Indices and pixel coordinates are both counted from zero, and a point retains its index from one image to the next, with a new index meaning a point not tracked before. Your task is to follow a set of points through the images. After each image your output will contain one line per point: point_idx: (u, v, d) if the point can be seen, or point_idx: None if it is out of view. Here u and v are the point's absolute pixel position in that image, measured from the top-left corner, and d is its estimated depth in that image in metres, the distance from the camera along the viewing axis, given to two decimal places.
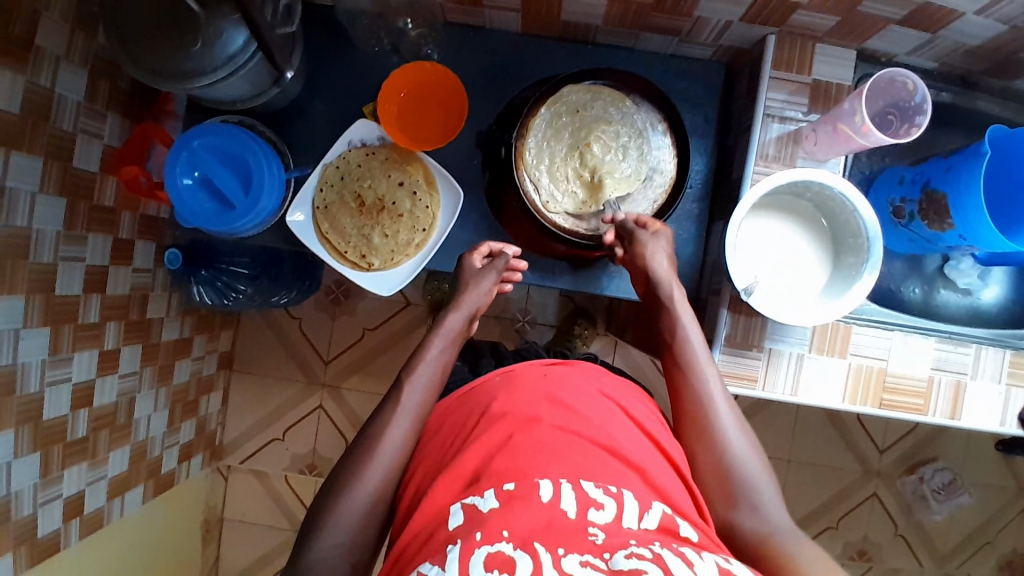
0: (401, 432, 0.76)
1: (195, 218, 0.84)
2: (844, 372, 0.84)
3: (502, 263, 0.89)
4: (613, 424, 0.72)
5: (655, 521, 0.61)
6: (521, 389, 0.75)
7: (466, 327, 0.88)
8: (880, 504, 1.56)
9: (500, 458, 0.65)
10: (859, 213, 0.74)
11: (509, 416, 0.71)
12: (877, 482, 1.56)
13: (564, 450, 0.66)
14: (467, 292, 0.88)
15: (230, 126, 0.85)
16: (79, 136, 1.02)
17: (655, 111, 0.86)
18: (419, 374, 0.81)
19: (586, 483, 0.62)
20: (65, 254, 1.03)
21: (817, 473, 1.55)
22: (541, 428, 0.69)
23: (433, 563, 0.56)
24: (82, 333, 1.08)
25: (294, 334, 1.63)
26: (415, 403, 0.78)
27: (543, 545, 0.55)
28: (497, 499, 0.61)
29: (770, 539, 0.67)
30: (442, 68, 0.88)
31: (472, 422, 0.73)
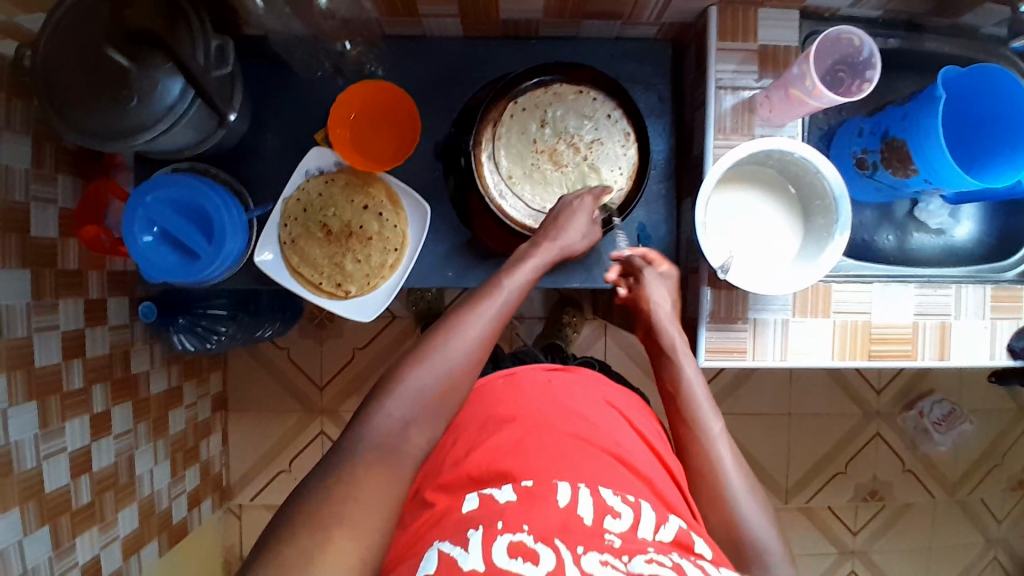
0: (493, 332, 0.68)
1: (163, 274, 0.83)
2: (829, 329, 0.84)
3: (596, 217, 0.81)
4: (619, 431, 0.74)
5: (670, 534, 0.61)
6: (526, 397, 0.76)
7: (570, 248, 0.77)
8: (885, 442, 1.59)
9: (510, 459, 0.67)
10: (824, 175, 0.74)
11: (520, 421, 0.72)
12: (880, 422, 1.59)
13: (575, 454, 0.68)
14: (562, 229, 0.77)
15: (181, 175, 0.83)
16: (32, 204, 1.00)
17: (609, 98, 0.85)
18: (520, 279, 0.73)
19: (603, 489, 0.63)
20: (38, 325, 1.01)
21: (821, 421, 1.57)
22: (552, 432, 0.71)
23: (453, 543, 0.56)
24: (69, 400, 1.07)
25: (285, 365, 1.61)
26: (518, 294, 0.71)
27: (563, 542, 0.56)
28: (515, 494, 0.62)
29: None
30: (388, 84, 0.87)
31: (479, 426, 0.74)
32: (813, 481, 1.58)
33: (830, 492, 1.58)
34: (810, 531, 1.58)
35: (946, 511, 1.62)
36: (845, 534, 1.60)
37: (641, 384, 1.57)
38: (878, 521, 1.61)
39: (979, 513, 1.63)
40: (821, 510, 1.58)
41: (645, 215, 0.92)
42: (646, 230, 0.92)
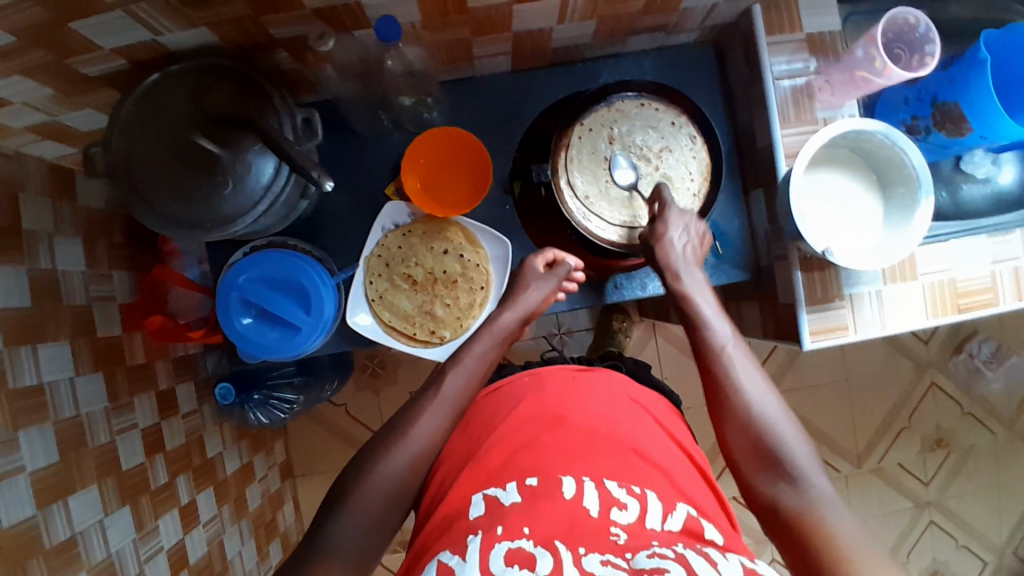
0: (437, 417, 0.77)
1: (265, 353, 0.83)
2: (920, 292, 0.87)
3: (564, 271, 0.90)
4: (634, 424, 0.78)
5: (678, 523, 0.66)
6: (548, 393, 0.80)
7: (515, 333, 0.87)
8: (940, 391, 1.63)
9: (524, 458, 0.71)
10: (902, 147, 0.77)
11: (534, 416, 0.77)
12: (932, 371, 1.63)
13: (587, 449, 0.72)
14: (524, 292, 0.88)
15: (268, 252, 0.83)
16: (94, 304, 0.99)
17: (672, 106, 0.86)
18: (466, 360, 0.82)
19: (609, 483, 0.67)
20: (119, 427, 0.99)
21: (876, 382, 1.61)
22: (565, 427, 0.74)
23: (454, 552, 0.61)
24: (158, 497, 1.04)
25: (344, 421, 1.59)
26: (454, 388, 0.79)
27: (564, 544, 0.59)
28: (519, 494, 0.66)
29: (807, 509, 0.65)
30: (455, 128, 0.87)
31: (497, 420, 0.79)
32: (881, 440, 1.61)
33: (898, 448, 1.62)
34: (884, 490, 1.61)
35: (1008, 447, 1.66)
36: (917, 487, 1.63)
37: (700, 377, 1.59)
38: (948, 468, 1.64)
39: None
40: (893, 467, 1.61)
41: (718, 213, 0.94)
42: (720, 228, 0.94)
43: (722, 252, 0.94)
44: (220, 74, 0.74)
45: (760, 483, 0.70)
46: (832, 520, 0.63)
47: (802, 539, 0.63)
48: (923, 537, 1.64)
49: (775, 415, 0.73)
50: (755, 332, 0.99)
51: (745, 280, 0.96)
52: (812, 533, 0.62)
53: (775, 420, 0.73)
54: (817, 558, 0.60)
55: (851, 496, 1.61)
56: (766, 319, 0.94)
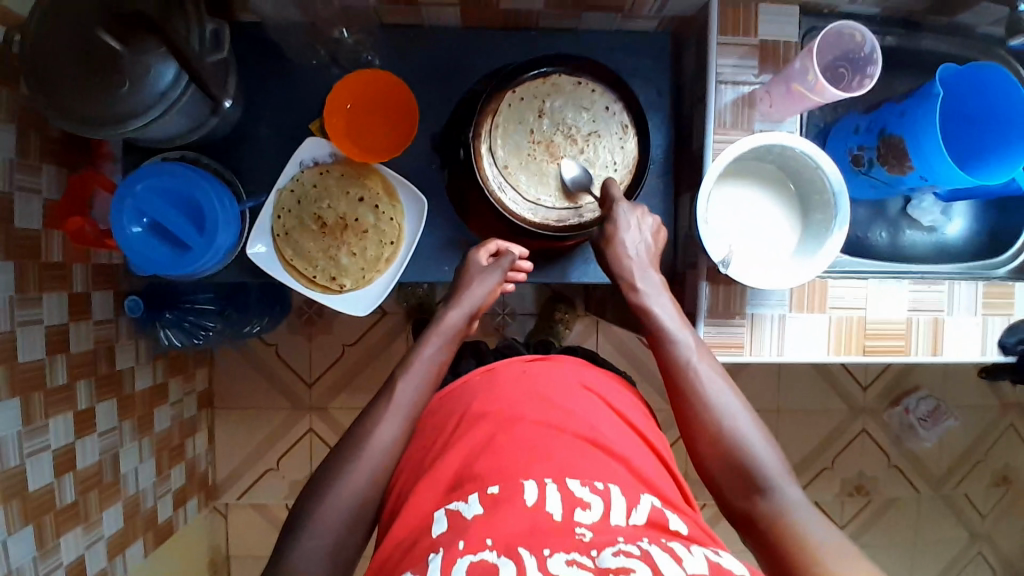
0: (389, 431, 0.70)
1: (151, 265, 0.81)
2: (825, 325, 0.85)
3: (508, 261, 0.85)
4: (593, 412, 0.69)
5: (643, 516, 0.58)
6: (502, 391, 0.70)
7: (467, 327, 0.82)
8: (870, 438, 1.61)
9: (483, 458, 0.62)
10: (823, 170, 0.74)
11: (492, 416, 0.67)
12: (867, 418, 1.61)
13: (546, 446, 0.62)
14: (471, 287, 0.83)
15: (170, 165, 0.82)
16: (16, 194, 0.94)
17: (610, 90, 0.84)
18: (414, 368, 0.76)
19: (572, 482, 0.59)
20: (22, 319, 0.96)
21: (809, 418, 1.59)
22: (521, 425, 0.65)
23: (415, 573, 0.53)
24: (55, 395, 1.03)
25: (273, 360, 1.56)
26: (408, 395, 0.73)
27: (528, 548, 0.52)
28: (481, 505, 0.57)
29: (785, 522, 0.62)
30: (392, 77, 0.86)
31: (452, 424, 0.69)
32: (802, 477, 1.59)
33: (817, 487, 1.60)
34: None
35: (930, 506, 1.65)
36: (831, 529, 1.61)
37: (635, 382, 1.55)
38: (864, 516, 1.62)
39: (962, 509, 1.66)
40: None
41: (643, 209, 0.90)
42: None
43: None
44: None
45: (732, 495, 0.66)
46: (808, 534, 0.60)
47: (783, 560, 0.60)
48: None
49: (742, 425, 0.68)
50: None
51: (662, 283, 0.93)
52: (795, 551, 0.59)
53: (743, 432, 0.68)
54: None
55: None
56: None
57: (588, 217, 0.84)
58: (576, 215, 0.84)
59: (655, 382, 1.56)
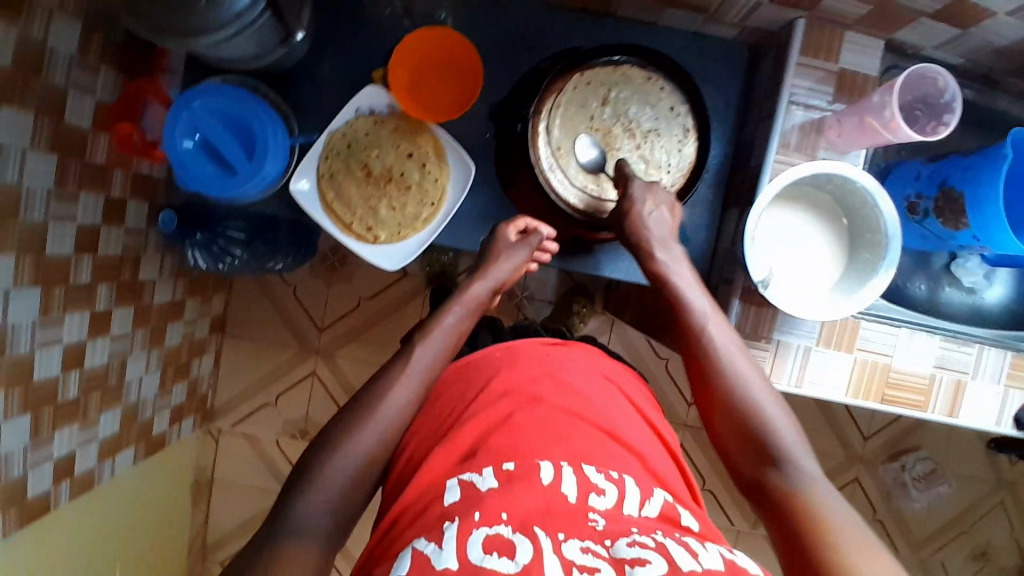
0: (403, 396, 0.70)
1: (195, 182, 0.82)
2: (849, 365, 0.84)
3: (536, 240, 0.84)
4: (612, 403, 0.70)
5: (655, 509, 0.59)
6: (522, 370, 0.71)
7: (488, 301, 0.82)
8: (861, 488, 1.60)
9: (499, 435, 0.62)
10: (881, 208, 0.73)
11: (511, 394, 0.67)
12: (861, 468, 1.59)
13: (565, 430, 0.63)
14: (496, 263, 0.83)
15: (230, 87, 0.82)
16: (70, 91, 0.93)
17: (678, 91, 0.83)
18: (433, 337, 0.75)
19: (588, 468, 0.60)
20: (56, 212, 0.94)
21: None
22: (541, 407, 0.66)
23: (428, 539, 0.52)
24: (73, 293, 1.01)
25: (288, 300, 1.58)
26: (425, 361, 0.73)
27: (542, 529, 0.53)
28: (496, 479, 0.57)
29: (797, 492, 0.60)
30: (460, 37, 0.85)
31: (469, 396, 0.69)
32: None
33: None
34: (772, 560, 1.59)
35: (906, 566, 1.64)
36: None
37: None
38: None
39: None
40: None
41: (689, 217, 0.90)
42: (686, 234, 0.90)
43: None
44: None
45: (745, 464, 0.66)
46: (820, 504, 0.58)
47: (789, 527, 0.58)
48: None
49: (763, 401, 0.69)
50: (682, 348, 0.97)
51: None
52: (803, 517, 0.57)
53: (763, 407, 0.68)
54: (803, 534, 0.56)
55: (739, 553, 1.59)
56: None
57: None
58: None
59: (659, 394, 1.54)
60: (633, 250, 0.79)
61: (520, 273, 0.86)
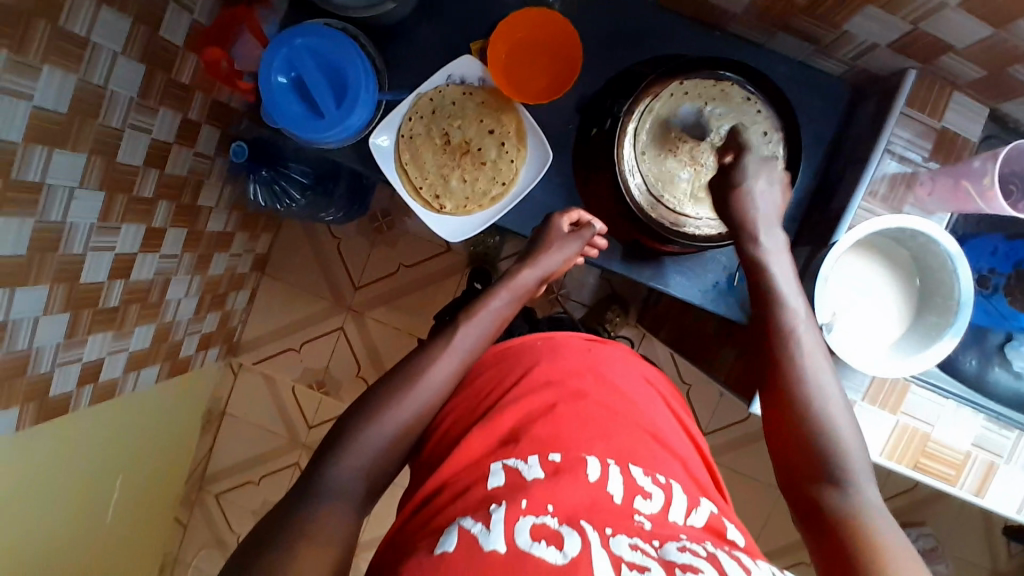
0: (444, 372, 0.70)
1: (281, 118, 0.83)
2: (889, 427, 0.83)
3: (589, 235, 0.85)
4: (656, 411, 0.71)
5: (702, 519, 0.59)
6: (566, 362, 0.71)
7: (534, 289, 0.82)
8: None
9: (542, 424, 0.63)
10: (958, 275, 0.71)
11: (555, 385, 0.68)
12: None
13: (608, 428, 0.65)
14: (548, 253, 0.82)
15: (332, 31, 0.83)
16: (171, 5, 0.96)
17: (777, 117, 0.83)
18: (479, 318, 0.75)
19: (634, 469, 0.61)
20: (134, 122, 0.96)
21: None
22: (587, 403, 0.66)
23: (475, 519, 0.52)
24: (135, 205, 1.04)
25: (330, 252, 1.59)
26: (467, 342, 0.73)
27: (590, 523, 0.53)
28: (543, 470, 0.58)
29: (854, 513, 0.61)
30: (564, 21, 0.85)
31: (510, 380, 0.70)
32: (778, 560, 1.57)
33: (786, 575, 1.57)
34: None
35: None
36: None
37: None
38: None
39: None
40: None
41: None
42: None
43: (736, 285, 0.89)
44: None
45: (801, 473, 0.66)
46: (878, 529, 0.59)
47: (844, 547, 0.59)
48: None
49: (831, 408, 0.67)
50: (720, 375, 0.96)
51: (741, 324, 0.91)
52: (859, 542, 0.58)
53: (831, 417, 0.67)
54: (860, 562, 0.57)
55: None
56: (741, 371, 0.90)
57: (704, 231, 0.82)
58: (694, 225, 0.83)
59: None
60: (735, 230, 0.76)
61: (569, 265, 0.86)
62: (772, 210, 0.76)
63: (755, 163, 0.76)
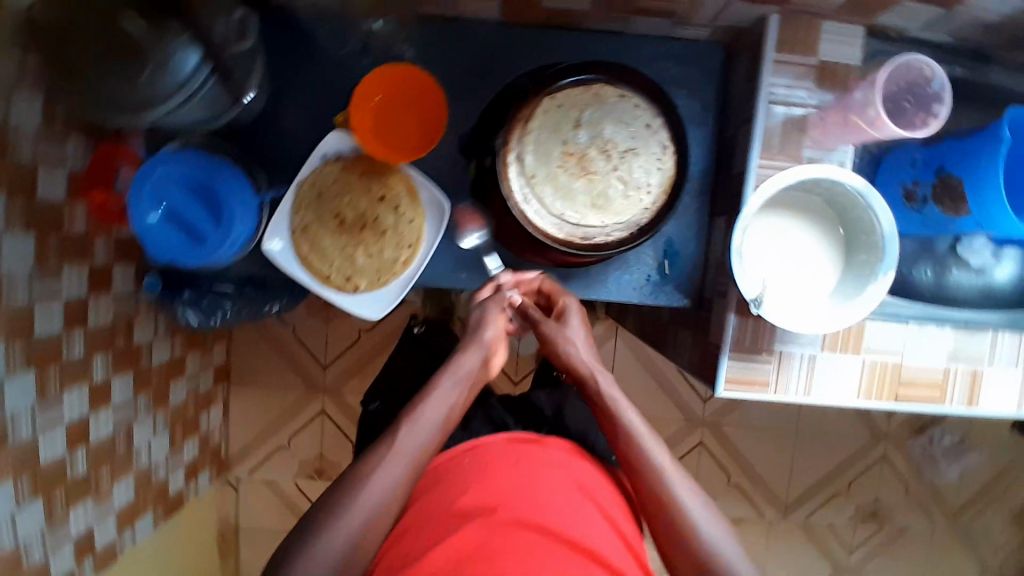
0: (391, 477, 0.67)
1: (166, 254, 0.80)
2: (858, 368, 0.81)
3: (504, 297, 0.83)
4: (592, 522, 0.67)
5: None
6: (501, 482, 0.68)
7: (478, 371, 0.78)
8: (889, 465, 1.56)
9: (474, 568, 0.59)
10: (873, 210, 0.69)
11: (492, 514, 0.64)
12: (888, 444, 1.56)
13: (544, 560, 0.61)
14: (481, 325, 0.80)
15: (190, 152, 0.80)
16: (37, 167, 0.89)
17: (651, 105, 0.79)
18: (421, 415, 0.72)
19: None
20: (39, 295, 0.92)
21: (824, 441, 1.55)
22: (521, 535, 0.63)
23: None
24: (69, 372, 1.00)
25: (289, 340, 1.57)
26: (413, 442, 0.69)
27: None
28: None
29: None
30: (421, 73, 0.83)
31: (446, 511, 0.66)
32: (814, 498, 1.56)
33: (829, 509, 1.56)
34: (805, 546, 1.56)
35: (944, 538, 1.60)
36: (839, 551, 1.57)
37: (652, 390, 1.50)
38: (874, 541, 1.58)
39: (980, 545, 1.61)
40: (819, 526, 1.56)
41: (674, 229, 0.87)
42: (673, 247, 0.87)
43: (669, 272, 0.88)
44: None
45: None
46: None
47: None
48: None
49: (710, 527, 0.69)
50: (683, 361, 0.94)
51: (685, 306, 0.90)
52: None
53: (717, 540, 0.68)
54: None
55: (770, 545, 1.56)
56: (695, 356, 0.88)
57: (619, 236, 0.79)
58: (604, 234, 0.79)
59: (672, 391, 1.50)
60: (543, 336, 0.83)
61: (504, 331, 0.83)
62: (583, 344, 0.83)
63: (557, 326, 0.83)
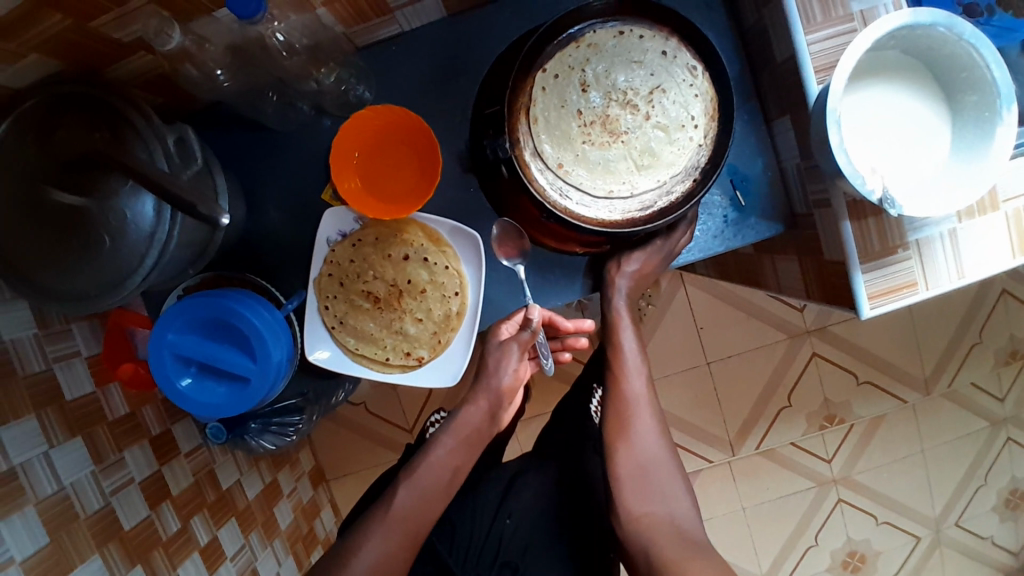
0: (392, 543, 0.70)
1: (216, 412, 0.72)
2: (1004, 226, 0.66)
3: (527, 337, 0.76)
4: None
5: None
6: None
7: (486, 426, 0.78)
8: (1014, 299, 1.40)
9: None
10: (973, 42, 0.57)
11: None
12: (1002, 277, 1.40)
13: None
14: (493, 367, 0.78)
15: (191, 297, 0.71)
16: (57, 368, 0.73)
17: (659, 29, 0.65)
18: (418, 474, 0.74)
19: None
20: (113, 487, 0.76)
21: (936, 299, 1.39)
22: None
23: None
24: (174, 547, 0.82)
25: (365, 421, 1.49)
26: (404, 502, 0.72)
27: None
28: None
29: (668, 521, 0.72)
30: (392, 107, 0.71)
31: None
32: (950, 363, 1.40)
33: (969, 367, 1.40)
34: (956, 413, 1.41)
35: None
36: (991, 405, 1.42)
37: (745, 323, 1.36)
38: None
39: None
40: (965, 390, 1.41)
41: (734, 155, 0.75)
42: (740, 174, 0.75)
43: (746, 204, 0.76)
44: (70, 104, 0.59)
45: (633, 507, 0.73)
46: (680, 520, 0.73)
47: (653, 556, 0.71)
48: (1001, 458, 1.44)
49: (655, 449, 0.75)
50: (796, 291, 0.80)
51: (779, 232, 0.77)
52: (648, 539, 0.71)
53: (659, 459, 0.75)
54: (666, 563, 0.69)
55: (920, 429, 1.41)
56: (813, 278, 0.74)
57: (684, 187, 0.67)
58: (663, 194, 0.67)
59: (763, 314, 1.36)
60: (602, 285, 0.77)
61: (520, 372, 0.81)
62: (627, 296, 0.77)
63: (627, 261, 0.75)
